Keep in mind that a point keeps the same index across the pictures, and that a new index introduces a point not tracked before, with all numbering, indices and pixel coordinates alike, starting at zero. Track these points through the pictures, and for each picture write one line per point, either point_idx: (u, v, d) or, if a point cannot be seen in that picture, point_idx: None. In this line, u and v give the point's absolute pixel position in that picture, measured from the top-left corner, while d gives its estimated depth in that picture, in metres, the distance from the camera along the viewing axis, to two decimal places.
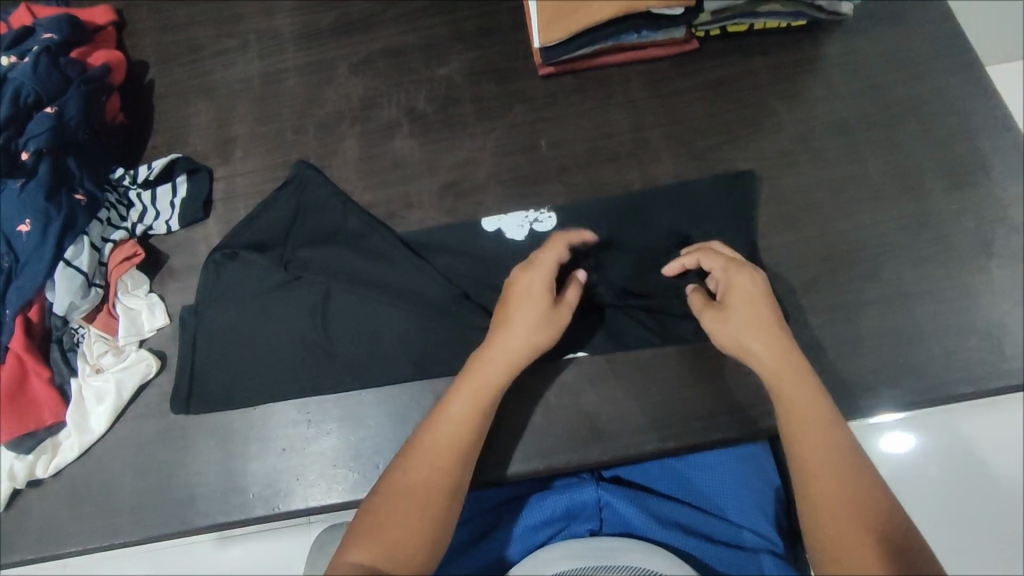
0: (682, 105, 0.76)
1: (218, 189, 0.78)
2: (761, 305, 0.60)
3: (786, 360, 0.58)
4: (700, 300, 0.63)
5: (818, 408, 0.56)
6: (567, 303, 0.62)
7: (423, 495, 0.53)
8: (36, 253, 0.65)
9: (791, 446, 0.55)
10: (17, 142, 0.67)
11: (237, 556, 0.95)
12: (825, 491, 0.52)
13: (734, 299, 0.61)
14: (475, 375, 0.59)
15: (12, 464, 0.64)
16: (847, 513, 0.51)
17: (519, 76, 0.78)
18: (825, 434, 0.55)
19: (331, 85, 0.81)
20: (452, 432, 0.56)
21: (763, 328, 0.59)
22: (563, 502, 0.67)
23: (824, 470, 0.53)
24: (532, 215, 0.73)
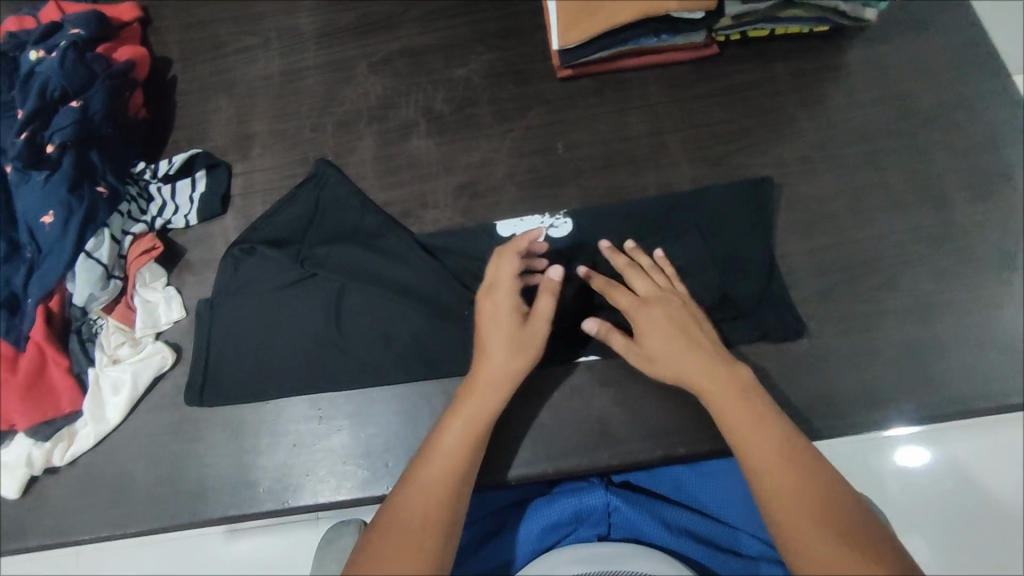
0: (700, 110, 0.75)
1: (236, 184, 0.78)
2: (672, 335, 0.59)
3: (713, 368, 0.57)
4: (620, 341, 0.61)
5: (753, 404, 0.56)
6: (542, 317, 0.61)
7: (419, 533, 0.52)
8: (58, 244, 0.67)
9: (739, 452, 0.54)
10: (42, 135, 0.69)
11: (243, 552, 0.96)
12: (781, 492, 0.51)
13: (647, 338, 0.60)
14: (463, 408, 0.59)
15: (30, 452, 0.65)
16: (807, 513, 0.50)
17: (537, 77, 0.79)
18: (763, 428, 0.54)
19: (350, 84, 0.81)
20: (444, 467, 0.56)
21: (684, 360, 0.58)
22: (572, 507, 0.66)
23: (780, 472, 0.52)
24: (547, 220, 0.72)
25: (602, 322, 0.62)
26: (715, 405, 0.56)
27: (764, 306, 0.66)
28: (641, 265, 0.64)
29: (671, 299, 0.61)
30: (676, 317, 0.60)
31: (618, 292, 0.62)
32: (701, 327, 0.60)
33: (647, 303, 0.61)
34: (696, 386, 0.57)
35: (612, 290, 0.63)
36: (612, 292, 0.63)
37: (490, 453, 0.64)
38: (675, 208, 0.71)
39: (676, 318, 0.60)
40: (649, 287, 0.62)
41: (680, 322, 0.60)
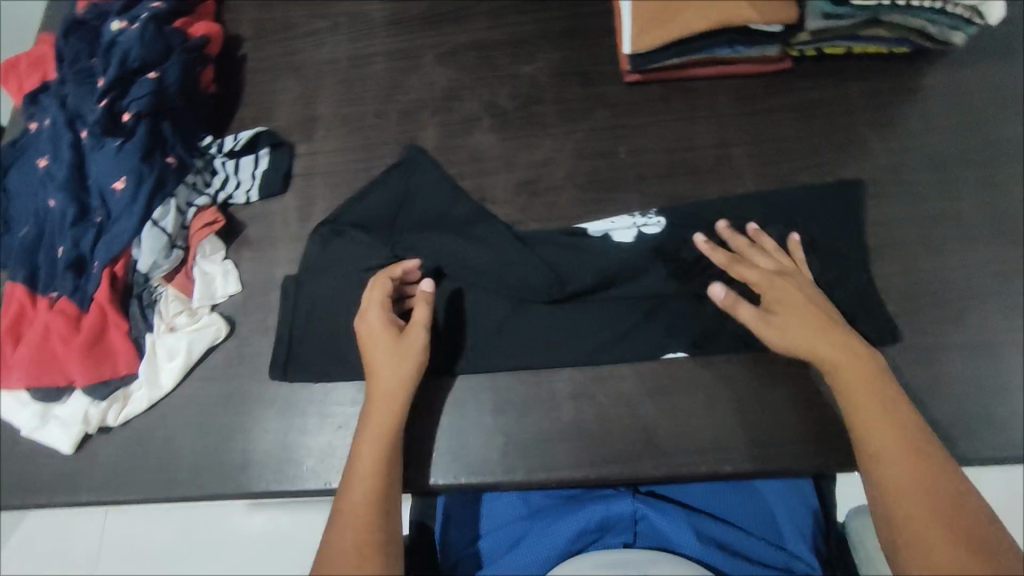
0: (768, 125, 0.74)
1: (298, 164, 0.80)
2: (807, 313, 0.59)
3: (840, 350, 0.57)
4: (748, 312, 0.60)
5: (880, 391, 0.55)
6: (420, 323, 0.63)
7: (361, 558, 0.53)
8: (129, 208, 0.69)
9: (861, 434, 0.54)
10: (120, 103, 0.71)
11: (259, 522, 1.10)
12: (903, 486, 0.50)
13: (779, 309, 0.59)
14: (364, 430, 0.60)
15: (88, 409, 0.67)
16: (929, 511, 0.49)
17: (604, 80, 0.78)
18: (888, 415, 0.53)
19: (416, 74, 0.82)
20: (365, 489, 0.56)
21: (820, 336, 0.57)
22: (599, 513, 0.67)
23: (904, 460, 0.51)
24: (639, 219, 0.71)
25: (730, 293, 0.61)
26: (839, 386, 0.56)
27: None
28: (769, 247, 0.65)
29: (801, 281, 0.62)
30: (810, 297, 0.60)
31: (744, 265, 0.63)
32: (830, 310, 0.60)
33: (775, 276, 0.61)
34: (822, 363, 0.57)
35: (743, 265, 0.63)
36: (734, 266, 0.63)
37: (534, 454, 0.63)
38: (737, 221, 0.70)
39: (810, 298, 0.60)
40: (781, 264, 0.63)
41: (808, 298, 0.60)
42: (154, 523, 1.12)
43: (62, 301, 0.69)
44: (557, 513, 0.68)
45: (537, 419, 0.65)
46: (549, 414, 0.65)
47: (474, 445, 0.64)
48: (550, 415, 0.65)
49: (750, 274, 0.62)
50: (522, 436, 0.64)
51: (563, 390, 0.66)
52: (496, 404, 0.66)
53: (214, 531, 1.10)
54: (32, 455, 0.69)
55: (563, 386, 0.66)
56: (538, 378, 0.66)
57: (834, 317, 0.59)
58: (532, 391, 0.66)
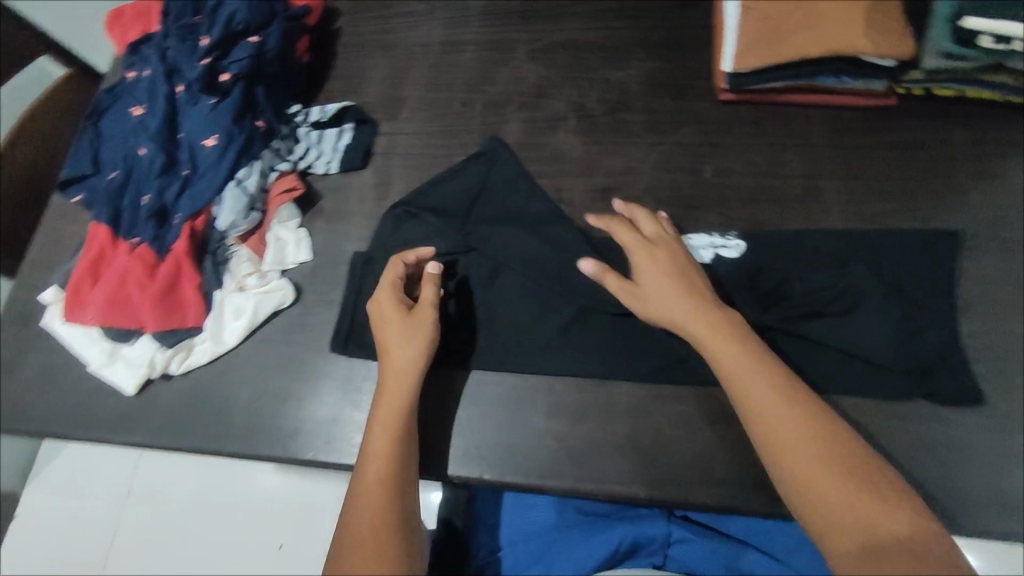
0: (863, 162, 0.72)
1: (380, 142, 0.80)
2: (668, 279, 0.61)
3: (704, 314, 0.58)
4: (614, 281, 0.63)
5: (746, 347, 0.56)
6: (429, 303, 0.64)
7: (378, 540, 0.53)
8: (213, 168, 0.71)
9: (737, 395, 0.55)
10: (221, 62, 0.73)
11: (273, 484, 1.13)
12: (784, 434, 0.52)
13: (645, 278, 0.62)
14: (379, 410, 0.60)
15: (154, 354, 0.69)
16: (804, 450, 0.51)
17: (696, 95, 0.77)
18: (755, 369, 0.55)
19: (506, 67, 0.82)
20: (381, 470, 0.57)
21: (676, 300, 0.60)
22: (630, 535, 0.72)
23: (779, 413, 0.52)
24: (718, 241, 0.69)
25: (602, 264, 0.64)
26: (708, 352, 0.57)
27: (905, 378, 0.62)
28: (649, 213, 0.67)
29: (667, 247, 0.64)
30: (675, 263, 0.62)
31: (622, 231, 0.65)
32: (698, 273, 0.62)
33: (649, 243, 0.64)
34: (689, 330, 0.59)
35: (620, 231, 0.66)
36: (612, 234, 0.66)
37: (583, 463, 0.63)
38: (819, 256, 0.68)
39: (672, 263, 0.62)
40: (654, 230, 0.65)
41: (681, 263, 0.62)
42: (175, 472, 1.16)
43: (142, 248, 0.71)
44: (592, 529, 0.74)
45: (591, 429, 0.64)
46: (603, 425, 0.64)
47: (523, 445, 0.64)
48: (603, 427, 0.64)
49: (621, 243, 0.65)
50: (572, 444, 0.63)
51: (620, 404, 0.65)
52: (550, 408, 0.65)
53: (231, 490, 1.13)
54: (94, 391, 0.71)
55: (620, 399, 0.65)
56: (596, 388, 0.65)
57: (701, 280, 0.62)
58: (589, 401, 0.65)
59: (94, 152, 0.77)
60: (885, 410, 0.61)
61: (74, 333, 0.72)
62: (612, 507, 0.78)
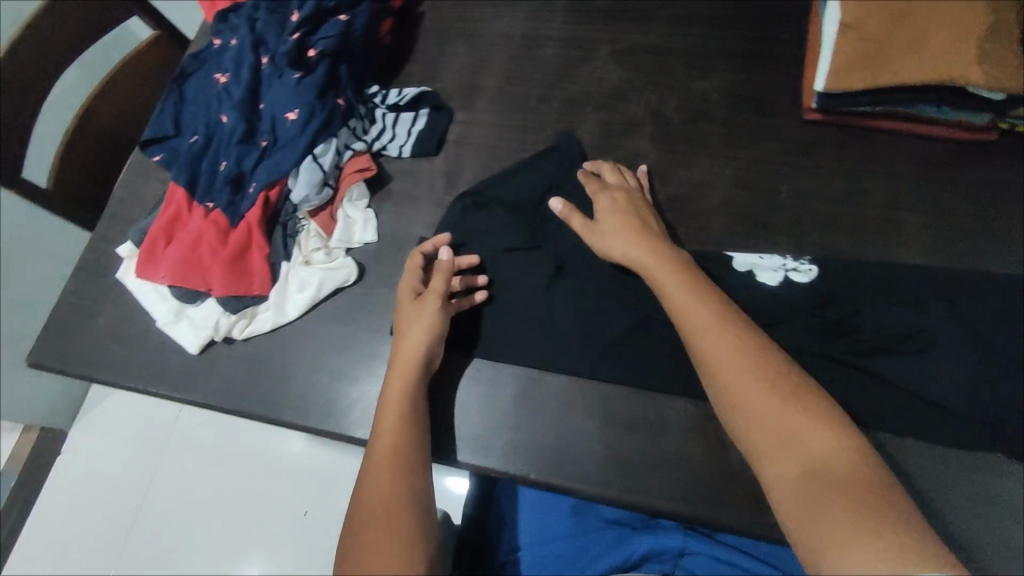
0: (952, 197, 0.69)
1: (454, 130, 0.80)
2: (624, 221, 0.67)
3: (653, 249, 0.64)
4: (578, 222, 0.69)
5: (689, 278, 0.61)
6: (434, 295, 0.65)
7: (389, 515, 0.54)
8: (293, 141, 0.72)
9: (678, 320, 0.59)
10: (309, 39, 0.75)
11: (301, 450, 1.16)
12: (718, 354, 0.56)
13: (604, 217, 0.68)
14: (388, 389, 0.62)
15: (219, 318, 0.71)
16: (735, 369, 0.54)
17: (781, 112, 0.75)
18: (694, 296, 0.59)
19: (586, 66, 0.81)
20: (391, 448, 0.58)
21: (628, 238, 0.65)
22: (644, 546, 0.68)
23: (713, 334, 0.57)
24: (790, 263, 0.67)
25: (569, 206, 0.70)
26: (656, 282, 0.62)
27: (982, 427, 0.59)
28: (618, 168, 0.73)
29: (625, 194, 0.69)
30: (631, 208, 0.68)
31: (588, 181, 0.71)
32: (653, 218, 0.68)
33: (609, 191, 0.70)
34: (640, 264, 0.64)
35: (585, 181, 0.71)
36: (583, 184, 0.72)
37: (631, 474, 0.61)
38: (896, 289, 0.65)
39: (629, 209, 0.68)
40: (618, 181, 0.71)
41: (637, 208, 0.68)
42: (210, 428, 1.19)
43: (216, 213, 0.72)
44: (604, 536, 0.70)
45: (643, 440, 0.62)
46: (655, 438, 0.62)
47: (572, 449, 0.63)
48: (656, 440, 0.62)
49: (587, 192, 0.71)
50: (622, 453, 0.62)
51: (675, 420, 0.63)
52: (603, 414, 0.64)
53: (265, 456, 1.16)
54: (159, 347, 0.73)
55: (675, 414, 0.63)
56: (652, 400, 0.64)
57: (653, 222, 0.67)
58: (643, 413, 0.64)
59: (177, 116, 0.79)
60: (958, 459, 0.58)
61: (145, 289, 0.74)
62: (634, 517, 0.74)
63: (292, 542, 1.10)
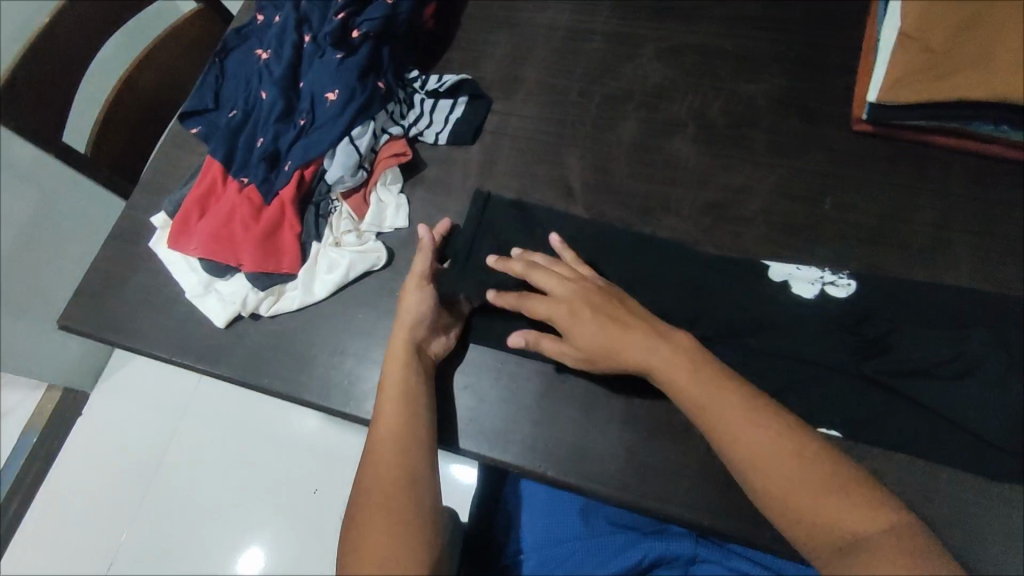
0: (1001, 221, 0.67)
1: (491, 120, 0.79)
2: (601, 325, 0.59)
3: (648, 340, 0.57)
4: (551, 347, 0.61)
5: (700, 364, 0.55)
6: (413, 274, 0.66)
7: (393, 498, 0.54)
8: (331, 121, 0.72)
9: (701, 418, 0.53)
10: (354, 19, 0.76)
11: (314, 429, 1.17)
12: (753, 452, 0.50)
13: (573, 336, 0.60)
14: (389, 370, 0.61)
15: (247, 294, 0.71)
16: (791, 479, 0.49)
17: (828, 121, 0.73)
18: (715, 388, 0.53)
19: (631, 62, 0.79)
20: (392, 431, 0.58)
21: (621, 338, 0.58)
22: (656, 550, 0.67)
23: (745, 430, 0.51)
24: (828, 276, 0.66)
25: (531, 333, 0.62)
26: (665, 375, 0.55)
27: (1020, 460, 0.57)
28: (539, 266, 0.64)
29: (587, 285, 0.62)
30: (597, 304, 0.60)
31: (525, 303, 0.63)
32: (623, 298, 0.62)
33: (561, 299, 0.61)
34: (639, 362, 0.57)
35: (521, 302, 0.63)
36: (523, 308, 0.63)
37: (652, 479, 0.60)
38: (938, 311, 0.63)
39: (600, 306, 0.60)
40: (556, 279, 0.63)
41: (601, 304, 0.60)
42: (227, 401, 1.21)
43: (250, 188, 0.73)
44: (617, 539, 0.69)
45: (666, 447, 0.61)
46: (679, 445, 0.61)
47: (592, 450, 0.62)
48: (679, 447, 0.61)
49: (533, 312, 0.62)
50: (644, 458, 0.61)
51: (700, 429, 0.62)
52: (626, 418, 0.63)
53: (280, 433, 1.17)
54: (187, 318, 0.73)
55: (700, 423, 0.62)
56: (677, 407, 0.63)
57: (625, 303, 0.61)
58: (667, 419, 0.63)
59: (217, 90, 0.79)
60: (993, 491, 0.57)
61: (176, 260, 0.74)
62: (641, 522, 0.74)
63: (302, 519, 1.11)
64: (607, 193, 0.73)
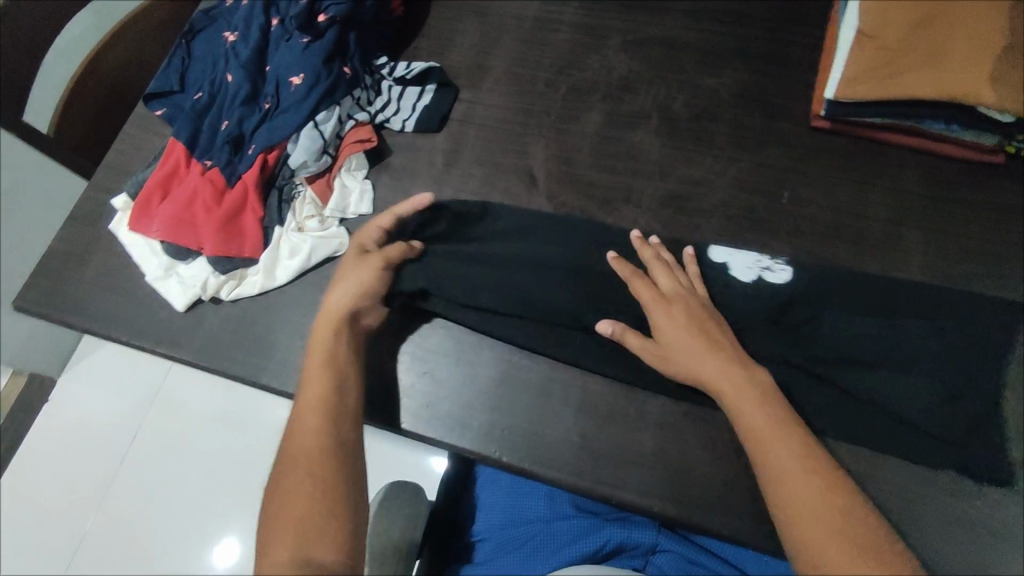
0: (950, 218, 0.69)
1: (458, 109, 0.79)
2: (693, 334, 0.60)
3: (731, 371, 0.58)
4: (636, 340, 0.61)
5: (768, 402, 0.56)
6: (382, 254, 0.65)
7: (313, 466, 0.54)
8: (296, 105, 0.71)
9: (758, 450, 0.54)
10: (320, 3, 0.75)
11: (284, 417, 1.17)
12: (799, 491, 0.51)
13: (667, 337, 0.60)
14: (315, 335, 0.61)
15: (207, 278, 0.71)
16: (822, 522, 0.49)
17: (788, 118, 0.74)
18: (775, 425, 0.54)
19: (598, 54, 0.80)
20: (315, 400, 0.57)
21: (702, 355, 0.59)
22: (619, 538, 0.67)
23: (795, 468, 0.52)
24: (765, 262, 0.67)
25: (618, 323, 0.62)
26: (733, 404, 0.56)
27: (957, 450, 0.59)
28: (665, 262, 0.65)
29: (694, 296, 0.63)
30: (697, 315, 0.61)
31: (641, 286, 0.63)
32: (722, 325, 0.62)
33: (668, 300, 0.62)
34: (714, 386, 0.58)
35: (635, 282, 0.64)
36: (631, 289, 0.64)
37: (606, 466, 0.61)
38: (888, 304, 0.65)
39: (691, 312, 0.61)
40: (669, 283, 0.63)
41: (702, 320, 0.61)
42: (196, 389, 1.20)
43: (213, 171, 0.72)
44: (581, 525, 0.69)
45: (619, 434, 0.63)
46: (633, 432, 0.63)
47: (548, 436, 0.63)
48: (633, 435, 0.62)
49: (641, 298, 0.63)
50: (599, 445, 0.62)
51: (652, 416, 0.63)
52: (582, 405, 0.64)
53: (249, 420, 1.17)
54: (147, 302, 0.73)
55: (654, 412, 0.63)
56: (633, 396, 0.64)
57: (725, 331, 0.61)
58: (622, 407, 0.64)
59: (182, 71, 0.78)
60: (929, 477, 0.59)
61: (137, 242, 0.74)
62: (604, 508, 0.74)
63: None
64: (570, 183, 0.74)
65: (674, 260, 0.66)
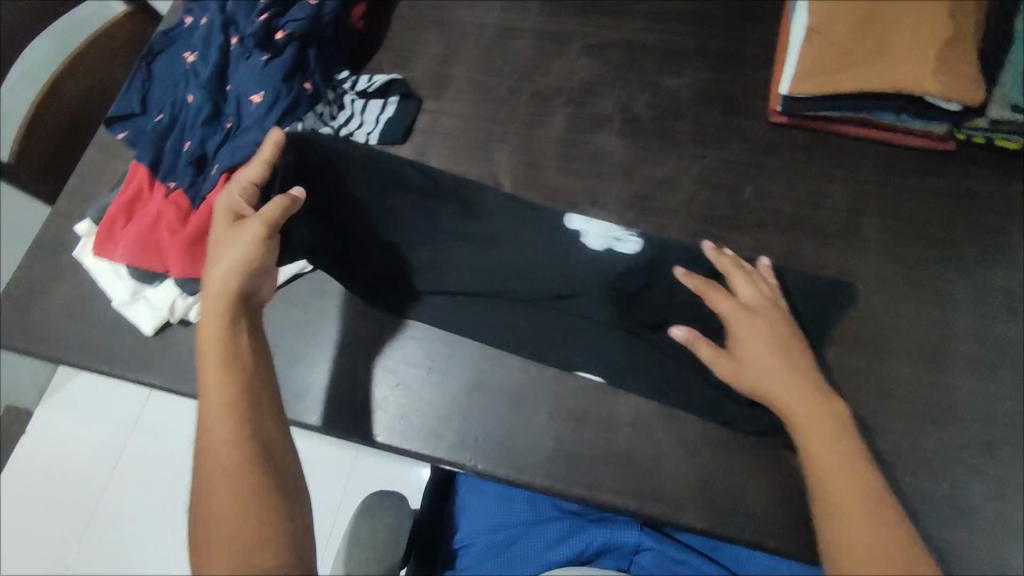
0: (906, 206, 0.70)
1: (422, 119, 0.79)
2: (773, 348, 0.60)
3: (799, 384, 0.58)
4: (707, 350, 0.62)
5: (830, 415, 0.57)
6: (260, 218, 0.61)
7: (234, 475, 0.52)
8: (257, 123, 0.71)
9: (812, 461, 0.55)
10: (279, 20, 0.75)
11: None
12: (849, 505, 0.52)
13: (742, 347, 0.61)
14: (204, 323, 0.58)
15: (174, 300, 0.70)
16: (864, 535, 0.51)
17: (747, 114, 0.76)
18: (832, 440, 0.55)
19: (559, 59, 0.81)
20: (221, 404, 0.55)
21: (779, 369, 0.59)
22: (601, 539, 0.68)
23: (846, 483, 0.53)
24: (617, 234, 0.70)
25: (693, 332, 0.63)
26: (793, 416, 0.57)
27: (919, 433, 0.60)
28: (747, 271, 0.65)
29: (774, 308, 0.63)
30: (777, 327, 0.61)
31: (720, 297, 0.63)
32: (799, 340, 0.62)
33: (746, 310, 0.62)
34: (780, 399, 0.58)
35: (713, 294, 0.64)
36: (709, 300, 0.64)
37: (580, 467, 0.62)
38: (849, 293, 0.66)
39: (775, 326, 0.61)
40: (753, 295, 0.63)
41: (779, 333, 0.61)
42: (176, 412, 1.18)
43: (177, 193, 0.72)
44: (564, 527, 0.70)
45: (593, 434, 0.63)
46: (606, 432, 0.63)
47: (522, 440, 0.63)
48: (606, 434, 0.63)
49: (719, 308, 0.63)
50: (574, 446, 0.63)
51: (625, 415, 0.64)
52: (555, 407, 0.64)
53: None
54: (115, 327, 0.72)
55: (626, 411, 0.64)
56: (604, 396, 0.65)
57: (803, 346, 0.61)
58: (594, 407, 0.64)
59: (144, 94, 0.77)
60: (895, 461, 0.60)
61: (102, 268, 0.73)
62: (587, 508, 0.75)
63: None
64: (537, 188, 0.74)
65: (759, 271, 0.66)
